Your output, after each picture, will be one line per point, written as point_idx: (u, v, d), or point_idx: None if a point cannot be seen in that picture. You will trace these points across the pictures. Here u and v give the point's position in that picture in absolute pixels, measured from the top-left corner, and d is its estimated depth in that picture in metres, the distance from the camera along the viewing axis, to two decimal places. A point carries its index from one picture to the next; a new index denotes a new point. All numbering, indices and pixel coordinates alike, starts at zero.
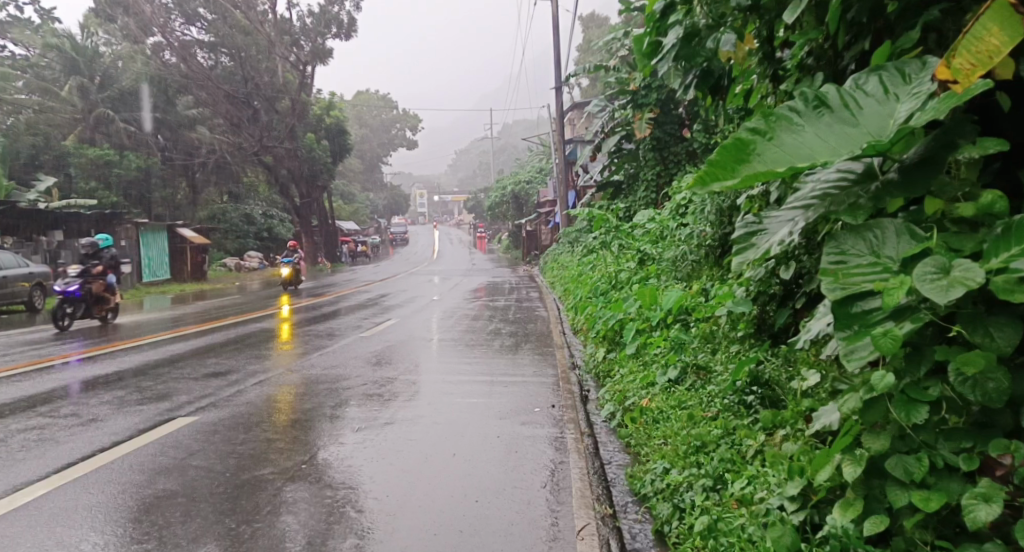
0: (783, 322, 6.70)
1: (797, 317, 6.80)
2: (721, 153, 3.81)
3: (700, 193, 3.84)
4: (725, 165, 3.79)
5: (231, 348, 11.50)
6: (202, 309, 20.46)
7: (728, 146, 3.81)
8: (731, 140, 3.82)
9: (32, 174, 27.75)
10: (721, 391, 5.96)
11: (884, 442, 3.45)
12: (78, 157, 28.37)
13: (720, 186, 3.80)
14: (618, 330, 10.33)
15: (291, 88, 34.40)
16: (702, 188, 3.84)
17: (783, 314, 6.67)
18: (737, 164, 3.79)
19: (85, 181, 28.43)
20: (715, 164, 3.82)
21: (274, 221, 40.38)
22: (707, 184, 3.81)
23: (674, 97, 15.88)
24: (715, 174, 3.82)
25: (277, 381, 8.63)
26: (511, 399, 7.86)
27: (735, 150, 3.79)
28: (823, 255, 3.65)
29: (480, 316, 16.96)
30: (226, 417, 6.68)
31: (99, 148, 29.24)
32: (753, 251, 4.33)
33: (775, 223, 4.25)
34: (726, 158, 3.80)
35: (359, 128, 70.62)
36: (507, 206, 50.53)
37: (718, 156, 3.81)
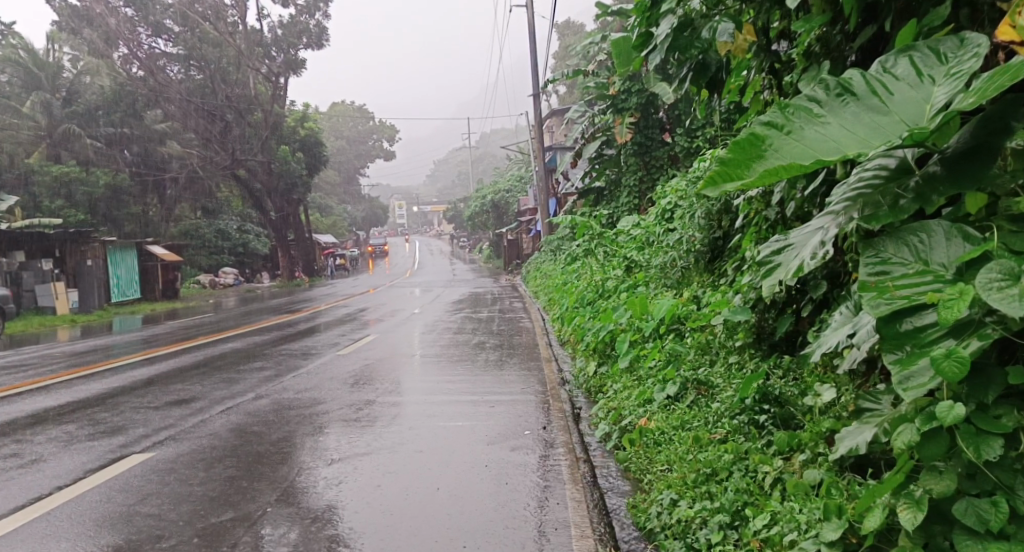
0: (786, 329, 6.25)
1: (801, 324, 6.34)
2: (734, 149, 3.34)
3: (709, 198, 3.37)
4: (739, 164, 3.32)
5: (200, 371, 11.00)
6: (175, 328, 19.91)
7: (741, 142, 3.34)
8: (744, 136, 3.35)
9: None
10: (727, 411, 5.46)
11: (949, 483, 3.06)
12: (43, 175, 27.72)
13: (735, 187, 3.33)
14: (608, 342, 9.82)
15: (264, 100, 33.93)
16: (712, 191, 3.38)
17: (786, 322, 6.23)
18: (752, 161, 3.32)
19: (50, 201, 27.79)
20: (727, 163, 3.36)
21: (250, 236, 39.82)
22: (718, 186, 3.34)
23: (655, 100, 15.57)
24: (727, 174, 3.35)
25: (244, 407, 8.14)
26: (499, 421, 7.34)
27: (750, 146, 3.32)
28: (860, 264, 3.29)
29: (462, 328, 16.49)
30: (183, 455, 6.19)
31: (66, 165, 28.65)
32: (780, 270, 4.12)
33: (805, 235, 4.03)
34: (739, 155, 3.33)
35: (335, 139, 70.08)
36: (488, 215, 50.11)
37: (730, 154, 3.34)
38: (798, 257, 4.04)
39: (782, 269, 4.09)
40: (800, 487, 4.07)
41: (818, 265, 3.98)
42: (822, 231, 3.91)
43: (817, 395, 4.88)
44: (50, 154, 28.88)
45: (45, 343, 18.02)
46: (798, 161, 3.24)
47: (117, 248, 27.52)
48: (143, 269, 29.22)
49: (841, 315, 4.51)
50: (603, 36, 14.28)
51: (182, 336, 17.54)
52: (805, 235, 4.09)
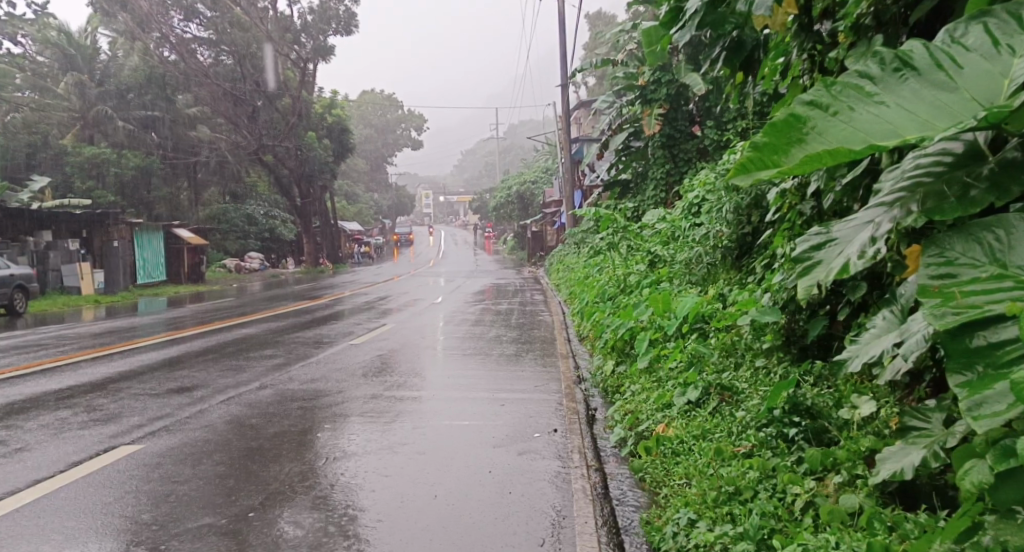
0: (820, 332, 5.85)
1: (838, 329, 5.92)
2: (769, 132, 2.84)
3: (736, 189, 2.89)
4: (773, 150, 2.82)
5: (209, 357, 10.68)
6: (196, 311, 19.65)
7: (777, 123, 2.85)
8: (781, 116, 2.85)
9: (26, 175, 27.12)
10: (753, 420, 5.01)
11: None
12: (75, 156, 27.76)
13: (768, 176, 2.83)
14: (628, 340, 9.38)
15: (292, 85, 33.70)
16: (740, 180, 2.88)
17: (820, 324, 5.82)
18: (790, 145, 2.82)
19: (81, 181, 27.75)
20: (761, 148, 2.86)
21: (275, 221, 39.64)
22: (750, 174, 2.85)
23: (686, 92, 15.07)
24: (760, 161, 2.85)
25: (247, 397, 7.79)
26: (508, 421, 6.92)
27: (789, 127, 2.83)
28: (922, 265, 2.85)
29: (482, 319, 16.10)
30: (176, 447, 5.86)
31: (96, 146, 28.53)
32: (820, 269, 3.61)
33: (852, 231, 3.57)
34: (776, 139, 2.83)
35: (363, 127, 69.88)
36: (513, 206, 49.74)
37: (764, 137, 2.84)
38: (843, 254, 3.55)
39: (823, 268, 3.57)
40: (835, 516, 3.65)
41: (864, 265, 3.51)
42: (873, 227, 3.43)
43: (855, 407, 4.46)
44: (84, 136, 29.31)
45: (66, 322, 17.83)
46: (848, 145, 2.73)
47: (143, 231, 27.38)
48: (168, 252, 29.06)
49: (884, 321, 4.07)
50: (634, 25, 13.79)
51: (202, 319, 17.27)
52: (852, 230, 3.60)
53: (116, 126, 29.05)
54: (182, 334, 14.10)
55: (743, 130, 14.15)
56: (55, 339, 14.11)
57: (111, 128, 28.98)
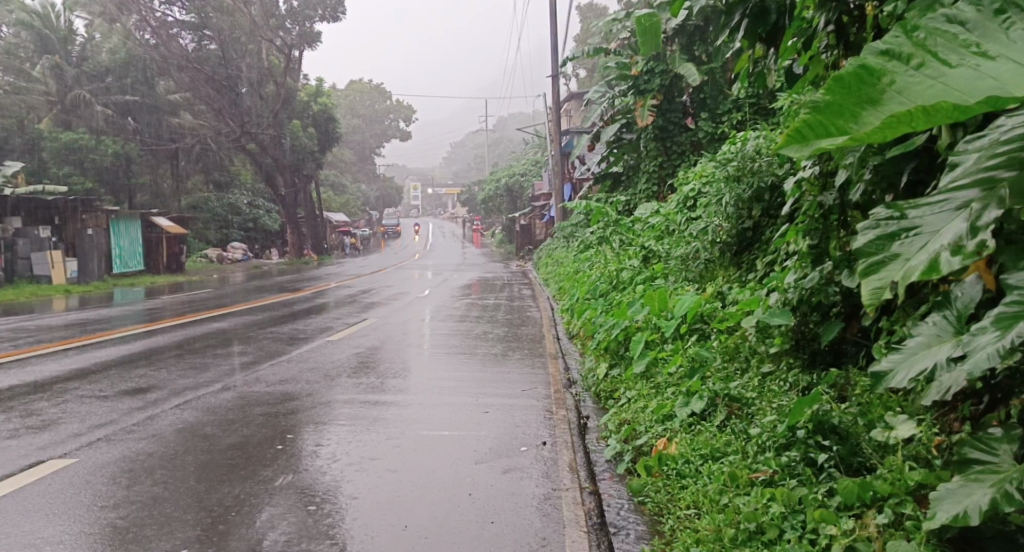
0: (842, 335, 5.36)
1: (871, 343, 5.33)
2: (833, 90, 2.52)
3: (792, 161, 2.59)
4: (839, 112, 2.52)
5: (173, 354, 10.00)
6: (173, 302, 18.96)
7: (846, 79, 2.52)
8: (850, 69, 2.52)
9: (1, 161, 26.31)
10: (771, 441, 4.41)
11: None
12: (52, 141, 26.85)
13: (830, 144, 2.53)
14: (622, 342, 8.72)
15: (276, 73, 32.94)
16: (799, 150, 2.58)
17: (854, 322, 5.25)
18: (859, 108, 2.51)
19: (57, 167, 26.82)
20: (823, 110, 2.56)
21: (260, 211, 38.91)
22: (809, 141, 2.57)
23: (681, 82, 14.34)
24: (820, 126, 2.55)
25: (205, 401, 7.14)
26: (494, 431, 6.30)
27: (859, 84, 2.50)
28: None
29: (467, 315, 15.48)
30: (115, 463, 5.27)
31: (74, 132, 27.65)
32: (893, 266, 2.98)
33: (932, 220, 2.96)
34: (841, 98, 2.52)
35: (350, 117, 68.99)
36: (502, 199, 49.09)
37: (826, 96, 2.53)
38: (927, 247, 2.92)
39: (898, 265, 2.97)
40: None
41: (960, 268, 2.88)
42: (966, 216, 2.86)
43: (889, 428, 3.90)
44: (60, 121, 28.18)
45: (37, 313, 17.09)
46: (944, 105, 2.40)
47: (120, 219, 26.60)
48: (146, 241, 28.27)
49: (933, 327, 3.45)
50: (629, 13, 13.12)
51: (181, 311, 16.59)
52: (931, 214, 2.98)
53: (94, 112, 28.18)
54: (156, 328, 13.36)
55: (740, 120, 13.45)
56: (17, 332, 13.37)
57: (89, 113, 28.11)
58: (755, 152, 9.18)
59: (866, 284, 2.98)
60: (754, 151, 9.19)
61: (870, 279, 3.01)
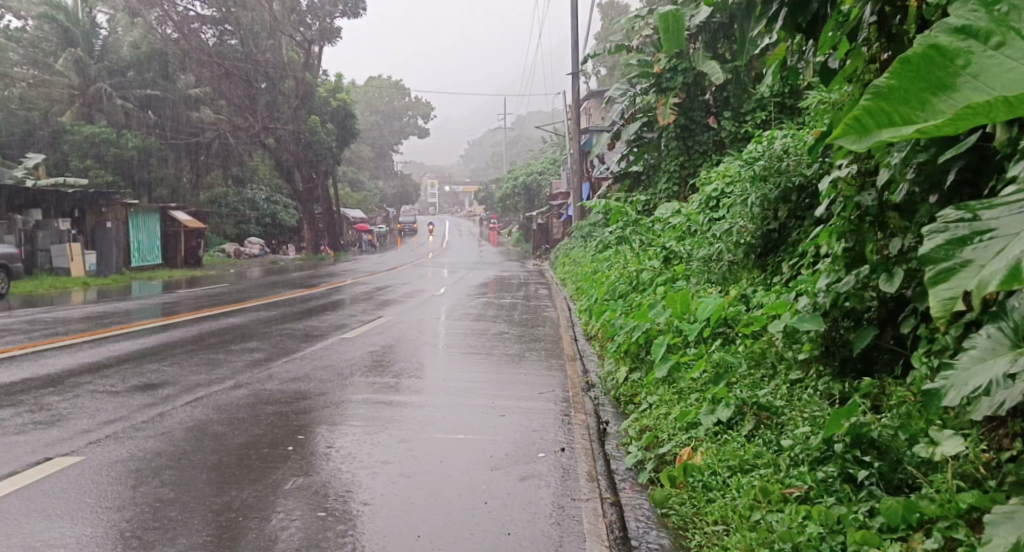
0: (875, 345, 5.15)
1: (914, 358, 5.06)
2: (899, 74, 2.22)
3: (849, 154, 2.29)
4: (904, 99, 2.22)
5: (187, 349, 9.85)
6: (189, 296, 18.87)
7: (913, 60, 2.22)
8: (920, 49, 2.22)
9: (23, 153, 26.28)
10: (805, 454, 4.19)
11: None
12: (74, 134, 26.88)
13: (895, 135, 2.23)
14: (643, 345, 8.48)
15: (296, 68, 32.91)
16: (857, 143, 2.28)
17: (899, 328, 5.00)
18: (928, 94, 2.22)
19: (79, 160, 26.97)
20: (885, 96, 2.25)
21: (277, 206, 38.89)
22: (870, 133, 2.28)
23: (704, 81, 14.07)
24: (882, 115, 2.26)
25: (217, 399, 6.97)
26: (511, 436, 6.08)
27: (928, 65, 2.20)
28: None
29: (484, 313, 15.31)
30: (128, 460, 5.12)
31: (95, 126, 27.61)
32: (969, 273, 2.50)
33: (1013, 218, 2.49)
34: (909, 85, 2.22)
35: (370, 114, 69.04)
36: (519, 197, 48.98)
37: (890, 81, 2.24)
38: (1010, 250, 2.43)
39: (972, 272, 2.49)
40: None
41: None
42: None
43: (934, 444, 3.67)
44: (82, 114, 28.00)
45: (56, 305, 16.99)
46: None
47: (139, 212, 26.56)
48: (165, 235, 28.20)
49: (990, 341, 3.22)
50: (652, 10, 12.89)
51: (198, 305, 16.50)
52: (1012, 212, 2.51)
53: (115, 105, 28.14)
54: (173, 321, 13.24)
55: (765, 119, 13.20)
56: (33, 323, 13.24)
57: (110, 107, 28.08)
58: (782, 152, 8.98)
59: (935, 295, 2.49)
60: (782, 150, 8.96)
61: (938, 290, 2.53)
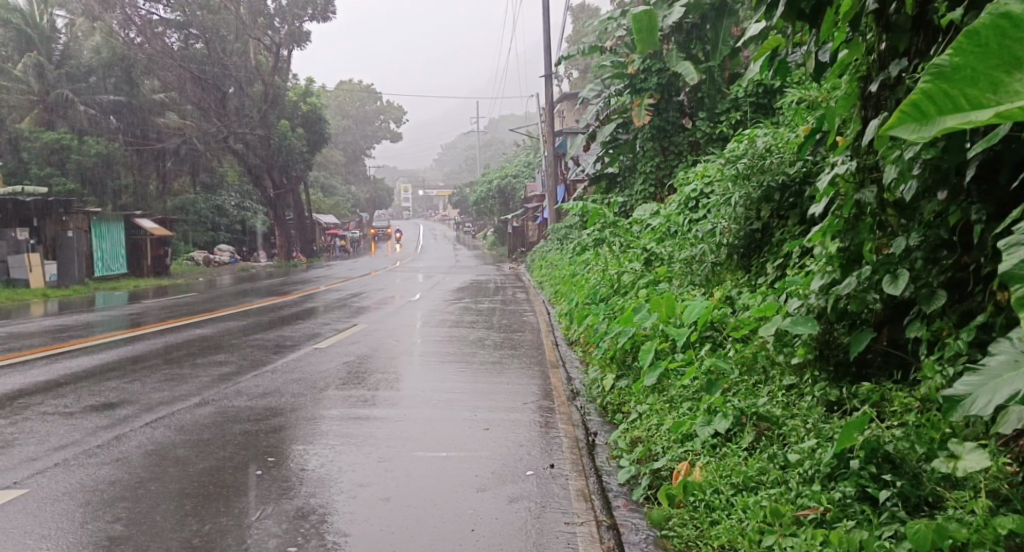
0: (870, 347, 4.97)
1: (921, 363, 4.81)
2: (963, 49, 2.39)
3: (911, 145, 2.47)
4: (971, 80, 2.40)
5: (148, 363, 9.49)
6: (158, 305, 18.43)
7: (980, 32, 2.38)
8: (983, 26, 2.39)
9: None
10: (817, 476, 3.97)
11: None
12: (32, 141, 26.13)
13: (962, 121, 2.42)
14: (629, 351, 8.19)
15: (264, 72, 32.40)
16: (918, 132, 2.47)
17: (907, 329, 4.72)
18: (998, 73, 2.39)
19: (39, 167, 26.11)
20: (952, 75, 2.42)
21: (248, 213, 38.33)
22: (932, 119, 2.45)
23: (678, 81, 13.73)
24: (945, 97, 2.44)
25: (179, 418, 6.63)
26: (495, 450, 5.81)
27: (996, 41, 2.37)
28: None
29: (461, 319, 15.00)
30: (78, 495, 4.75)
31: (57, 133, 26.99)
32: None
33: None
34: (975, 60, 2.39)
35: (342, 119, 68.52)
36: (493, 200, 48.60)
37: (955, 59, 2.40)
38: None
39: None
40: None
41: None
42: None
43: (956, 457, 3.50)
44: (43, 120, 27.38)
45: (20, 318, 16.51)
46: None
47: (102, 220, 26.02)
48: (130, 243, 27.67)
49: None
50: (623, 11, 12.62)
51: (169, 314, 16.11)
52: None
53: (79, 112, 27.54)
54: (141, 333, 12.86)
55: (741, 118, 12.93)
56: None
57: (74, 114, 27.49)
58: (764, 150, 8.73)
59: None
60: (763, 149, 8.70)
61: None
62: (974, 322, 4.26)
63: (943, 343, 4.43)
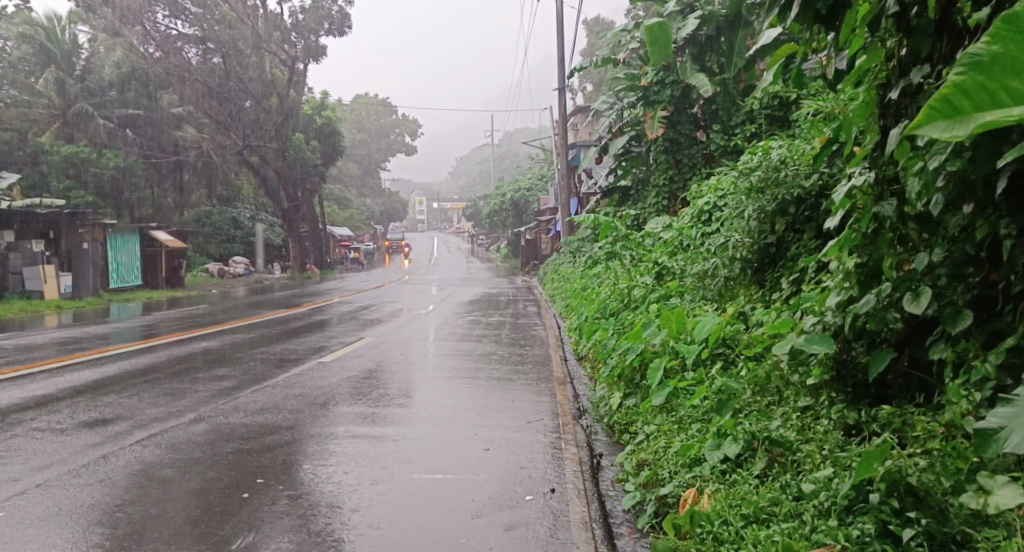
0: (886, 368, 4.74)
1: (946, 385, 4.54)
2: (1001, 39, 2.56)
3: (946, 140, 2.65)
4: (1015, 68, 2.56)
5: (149, 377, 9.28)
6: (172, 317, 18.30)
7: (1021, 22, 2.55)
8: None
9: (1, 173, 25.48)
10: (831, 519, 3.76)
11: None
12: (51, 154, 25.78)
13: (1000, 114, 2.59)
14: (637, 368, 7.91)
15: (279, 85, 32.33)
16: (955, 128, 2.64)
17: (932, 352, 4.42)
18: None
19: (58, 181, 25.74)
20: (989, 70, 2.60)
21: (262, 225, 38.22)
22: (968, 115, 2.64)
23: (692, 93, 13.49)
24: (983, 89, 2.62)
25: (172, 435, 6.41)
26: (496, 472, 5.58)
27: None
28: None
29: (470, 332, 14.77)
30: (63, 540, 4.52)
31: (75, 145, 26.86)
32: None
33: None
34: (1019, 51, 2.55)
35: (357, 132, 68.62)
36: (507, 213, 48.42)
37: (992, 50, 2.58)
38: None
39: None
40: None
41: None
42: None
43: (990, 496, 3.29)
44: (63, 135, 27.24)
45: (30, 329, 16.35)
46: None
47: (117, 233, 25.94)
48: (145, 255, 27.56)
49: None
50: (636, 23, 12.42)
51: (179, 326, 15.94)
52: None
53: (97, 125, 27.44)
54: (149, 345, 12.67)
55: (755, 131, 12.69)
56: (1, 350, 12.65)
57: (92, 127, 27.40)
58: (779, 162, 8.48)
59: None
60: (778, 160, 8.47)
61: None
62: (1003, 346, 4.00)
63: (970, 367, 4.16)
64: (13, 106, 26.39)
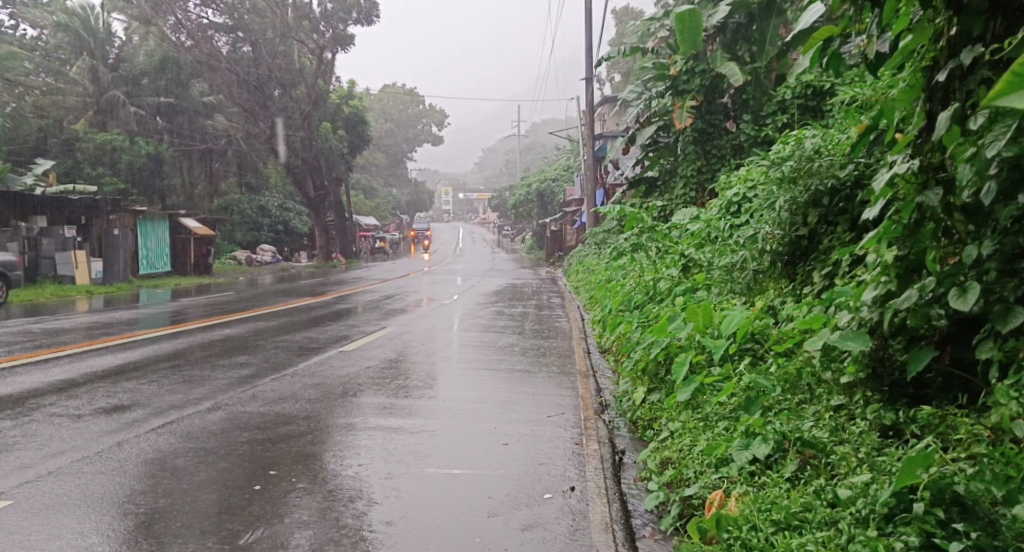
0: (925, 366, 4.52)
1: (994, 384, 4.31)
2: None
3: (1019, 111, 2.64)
4: None
5: (171, 364, 9.15)
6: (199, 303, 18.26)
7: None
8: None
9: (34, 159, 25.46)
10: (871, 529, 3.53)
11: None
12: (86, 141, 25.90)
13: None
14: (662, 363, 7.68)
15: (308, 74, 32.22)
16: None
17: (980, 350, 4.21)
18: None
19: (91, 167, 25.87)
20: None
21: (290, 214, 38.18)
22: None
23: (722, 83, 13.21)
24: None
25: (187, 423, 6.26)
26: (515, 468, 5.38)
27: None
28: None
29: (495, 323, 14.58)
30: (73, 531, 4.34)
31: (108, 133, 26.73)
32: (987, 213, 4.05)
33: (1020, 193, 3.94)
34: None
35: (384, 122, 68.49)
36: (532, 204, 48.10)
37: None
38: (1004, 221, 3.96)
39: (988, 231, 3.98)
40: None
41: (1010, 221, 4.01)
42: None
43: None
44: (96, 122, 27.17)
45: (59, 314, 16.35)
46: None
47: (147, 219, 25.95)
48: (174, 242, 27.55)
49: None
50: (666, 13, 12.15)
51: (206, 313, 15.84)
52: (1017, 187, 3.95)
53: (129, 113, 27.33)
54: (174, 332, 12.56)
55: (787, 122, 12.42)
56: (28, 335, 12.58)
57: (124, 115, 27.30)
58: (812, 152, 8.18)
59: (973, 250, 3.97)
60: (812, 150, 8.19)
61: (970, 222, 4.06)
62: None
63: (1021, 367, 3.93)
64: (48, 94, 26.69)
